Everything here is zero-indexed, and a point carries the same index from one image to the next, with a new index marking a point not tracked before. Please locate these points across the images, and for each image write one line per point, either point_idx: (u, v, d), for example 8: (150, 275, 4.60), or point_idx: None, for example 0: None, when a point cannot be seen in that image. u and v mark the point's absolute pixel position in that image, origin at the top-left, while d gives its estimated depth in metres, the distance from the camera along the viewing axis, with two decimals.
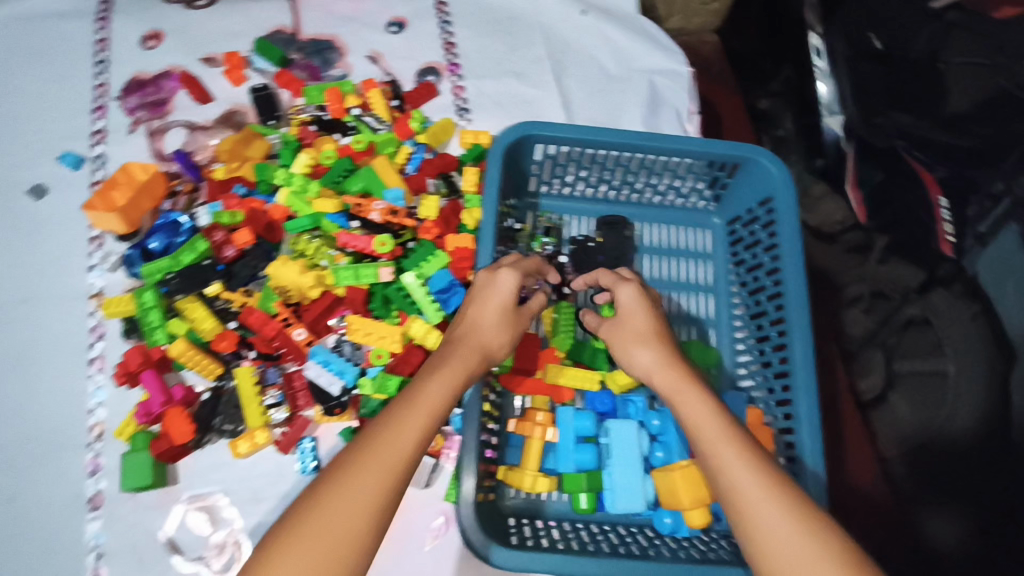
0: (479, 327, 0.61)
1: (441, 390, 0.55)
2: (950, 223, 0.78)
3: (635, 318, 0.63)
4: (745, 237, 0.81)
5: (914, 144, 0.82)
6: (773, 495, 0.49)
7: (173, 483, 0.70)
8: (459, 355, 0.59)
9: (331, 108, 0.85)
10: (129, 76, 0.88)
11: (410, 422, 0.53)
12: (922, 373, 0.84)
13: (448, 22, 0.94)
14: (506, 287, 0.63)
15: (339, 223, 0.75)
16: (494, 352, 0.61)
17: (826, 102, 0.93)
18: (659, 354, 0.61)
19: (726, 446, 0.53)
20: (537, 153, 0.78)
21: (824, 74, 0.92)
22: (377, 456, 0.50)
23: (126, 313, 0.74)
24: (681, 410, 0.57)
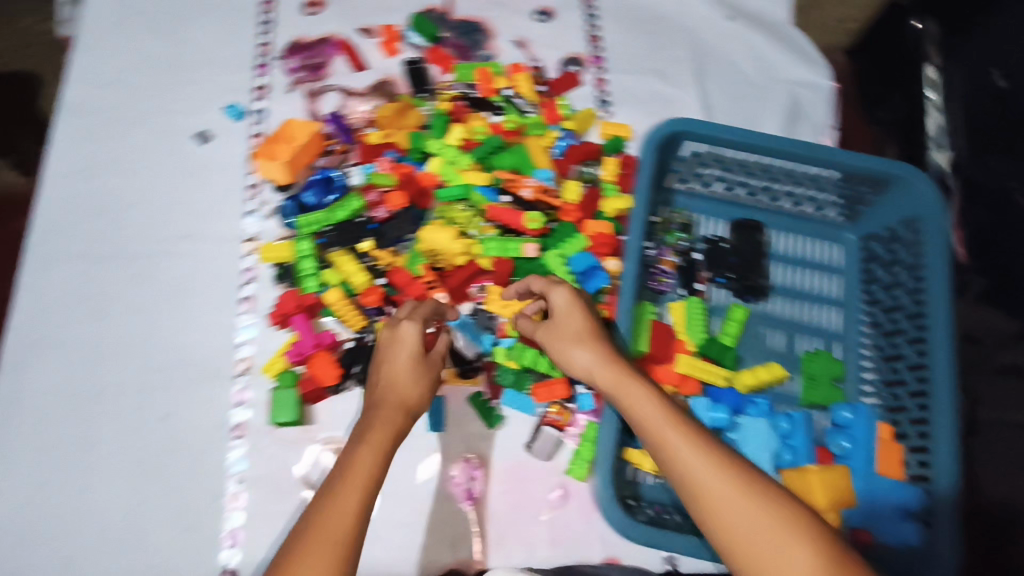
0: (392, 381, 0.61)
1: (367, 452, 0.54)
2: None
3: (570, 321, 0.64)
4: (882, 255, 0.81)
5: None
6: (722, 478, 0.50)
7: (311, 423, 0.74)
8: (381, 417, 0.58)
9: (480, 87, 0.87)
10: (290, 39, 0.92)
11: (343, 488, 0.51)
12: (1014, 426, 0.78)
13: (595, 16, 0.96)
14: (409, 338, 0.63)
15: (489, 196, 0.79)
16: (415, 403, 0.61)
17: (935, 135, 0.96)
18: (598, 353, 0.61)
19: (668, 433, 0.53)
20: (685, 151, 0.79)
21: (937, 107, 0.96)
22: (319, 529, 0.49)
23: (280, 258, 0.78)
24: (627, 406, 0.57)
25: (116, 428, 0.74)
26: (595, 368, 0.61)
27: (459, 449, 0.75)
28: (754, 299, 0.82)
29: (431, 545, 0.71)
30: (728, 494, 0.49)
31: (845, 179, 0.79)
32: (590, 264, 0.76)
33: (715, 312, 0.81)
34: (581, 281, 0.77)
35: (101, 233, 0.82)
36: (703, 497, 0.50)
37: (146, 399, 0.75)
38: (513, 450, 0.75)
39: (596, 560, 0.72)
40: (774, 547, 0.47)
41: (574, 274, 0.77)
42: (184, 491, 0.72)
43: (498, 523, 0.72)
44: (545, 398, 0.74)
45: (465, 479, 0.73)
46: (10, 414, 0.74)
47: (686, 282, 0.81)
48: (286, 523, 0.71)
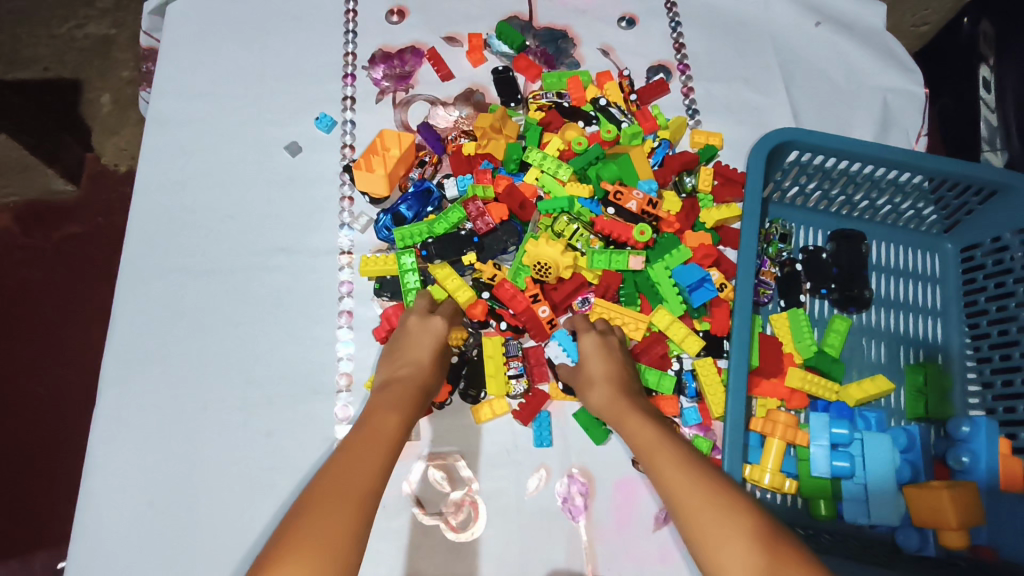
0: (416, 366, 0.65)
1: (393, 428, 0.57)
2: None
3: (590, 363, 0.67)
4: (987, 265, 0.79)
5: None
6: (700, 484, 0.51)
7: (415, 439, 0.74)
8: (395, 398, 0.61)
9: (571, 96, 0.87)
10: (376, 48, 0.92)
11: (364, 451, 0.53)
12: None
13: (678, 22, 0.95)
14: (435, 331, 0.68)
15: (592, 209, 0.78)
16: (430, 390, 0.65)
17: (987, 136, 0.96)
18: (609, 389, 0.65)
19: (657, 450, 0.56)
20: (788, 159, 0.79)
21: (990, 106, 0.96)
22: (336, 481, 0.50)
23: (381, 272, 0.77)
24: (627, 432, 0.61)
25: (220, 445, 0.73)
26: (604, 403, 0.65)
27: (565, 464, 0.73)
28: (856, 310, 0.80)
29: (540, 561, 0.70)
30: (712, 493, 0.50)
31: (947, 187, 0.78)
32: (700, 276, 0.74)
33: (816, 324, 0.80)
34: (687, 294, 0.75)
35: (194, 246, 0.81)
36: (684, 501, 0.51)
37: (250, 415, 0.74)
38: (621, 465, 0.74)
39: None
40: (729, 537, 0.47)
41: (681, 288, 0.75)
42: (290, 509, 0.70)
43: (608, 540, 0.71)
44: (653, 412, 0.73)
45: (573, 495, 0.72)
46: (115, 431, 0.73)
47: (788, 294, 0.80)
48: (394, 541, 0.70)
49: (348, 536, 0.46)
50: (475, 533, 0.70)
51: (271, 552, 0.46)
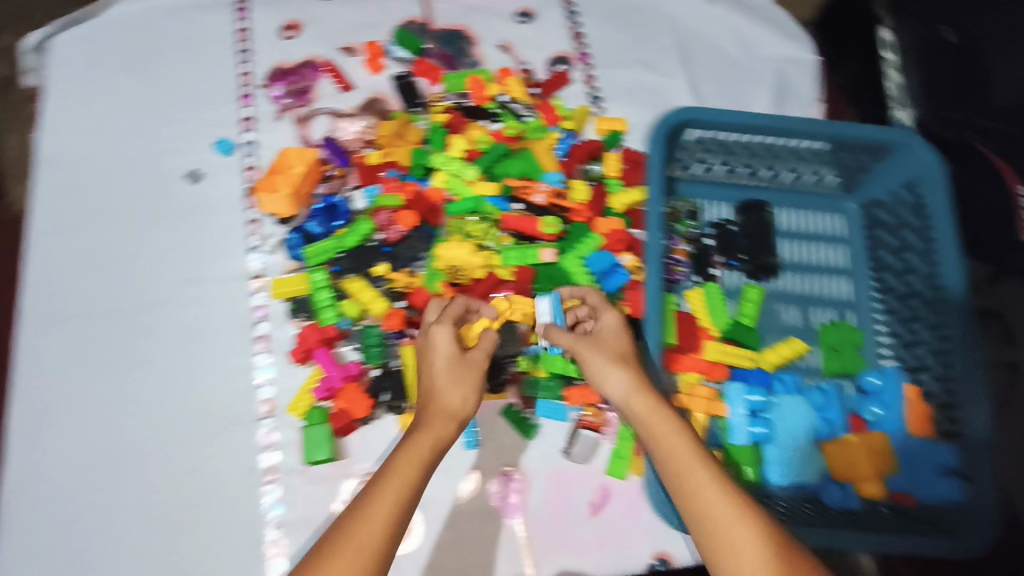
0: (433, 388, 0.61)
1: (412, 467, 0.54)
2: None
3: (615, 341, 0.65)
4: (886, 220, 0.82)
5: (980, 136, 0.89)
6: (739, 517, 0.49)
7: (344, 457, 0.72)
8: (425, 427, 0.58)
9: (473, 96, 0.87)
10: (272, 65, 0.91)
11: (382, 499, 0.51)
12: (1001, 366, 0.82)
13: (575, 12, 0.96)
14: (441, 344, 0.63)
15: (499, 206, 0.78)
16: (461, 410, 0.60)
17: (895, 96, 0.98)
18: (633, 377, 0.61)
19: (688, 461, 0.53)
20: (689, 138, 0.80)
21: (892, 65, 0.98)
22: (350, 541, 0.49)
23: (293, 292, 0.76)
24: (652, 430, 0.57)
25: (142, 488, 0.71)
26: (625, 392, 0.60)
27: (499, 463, 0.74)
28: (767, 278, 0.82)
29: (480, 562, 0.70)
30: (747, 523, 0.49)
31: (844, 149, 0.80)
32: (611, 262, 0.76)
33: (730, 296, 0.81)
34: (601, 280, 0.76)
35: (97, 287, 0.78)
36: (712, 522, 0.50)
37: (171, 453, 0.72)
38: (552, 458, 0.74)
39: (650, 556, 0.71)
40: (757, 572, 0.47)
41: (594, 274, 0.76)
42: (220, 545, 0.69)
43: (546, 533, 0.72)
44: (578, 401, 0.75)
45: (508, 493, 0.73)
46: (29, 488, 0.70)
47: (701, 269, 0.81)
48: None
49: None
50: (412, 545, 0.70)
51: None
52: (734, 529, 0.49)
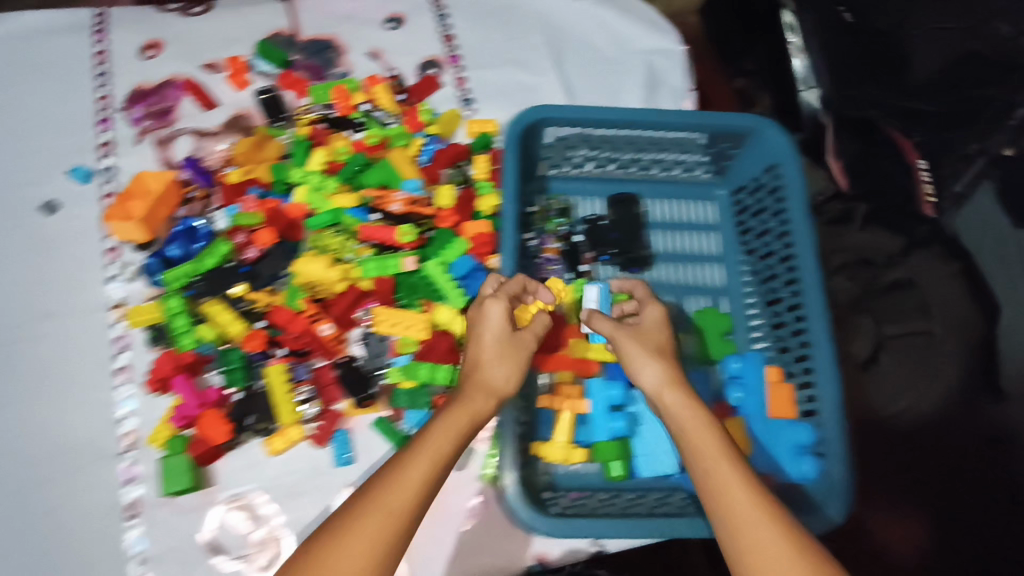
0: (477, 361, 0.60)
1: (444, 437, 0.53)
2: (930, 184, 0.86)
3: (655, 334, 0.64)
4: (751, 205, 0.83)
5: (894, 114, 0.86)
6: (770, 527, 0.48)
7: (210, 485, 0.72)
8: (466, 400, 0.57)
9: (338, 106, 0.85)
10: (131, 87, 0.88)
11: (414, 463, 0.51)
12: (908, 335, 0.87)
13: (445, 15, 0.95)
14: (494, 320, 0.62)
15: (359, 217, 0.77)
16: (502, 387, 0.59)
17: (801, 77, 0.92)
18: (670, 372, 0.60)
19: (709, 452, 0.53)
20: (549, 136, 0.79)
21: (798, 49, 0.91)
22: (379, 503, 0.48)
23: (151, 320, 0.75)
24: (682, 429, 0.55)
25: None
26: (658, 385, 0.59)
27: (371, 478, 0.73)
28: (639, 269, 0.83)
29: None
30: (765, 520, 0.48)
31: (705, 138, 0.81)
32: (473, 266, 0.76)
33: None
34: (465, 284, 0.76)
35: None
36: (737, 523, 0.49)
37: (26, 497, 0.69)
38: None
39: (527, 558, 0.71)
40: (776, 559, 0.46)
41: (457, 280, 0.76)
42: None
43: (420, 544, 0.70)
44: None
45: None
46: None
47: (572, 265, 0.80)
48: None
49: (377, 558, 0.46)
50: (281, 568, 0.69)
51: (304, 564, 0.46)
52: (761, 532, 0.48)
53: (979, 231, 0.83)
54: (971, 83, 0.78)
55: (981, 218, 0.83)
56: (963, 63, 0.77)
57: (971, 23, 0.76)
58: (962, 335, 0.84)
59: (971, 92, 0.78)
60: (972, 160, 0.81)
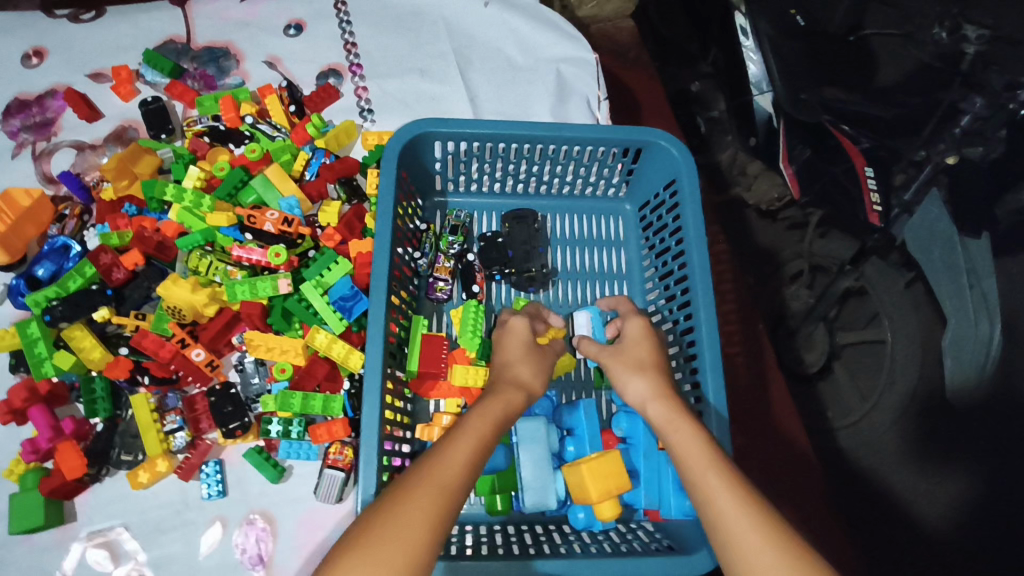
0: (507, 363, 0.61)
1: (486, 422, 0.52)
2: (876, 192, 0.73)
3: (637, 348, 0.63)
4: (654, 222, 0.80)
5: (846, 118, 0.73)
6: (764, 536, 0.45)
7: (71, 520, 0.66)
8: (498, 392, 0.56)
9: (225, 118, 0.81)
10: (10, 97, 0.84)
11: (460, 444, 0.50)
12: (863, 343, 0.93)
13: (348, 21, 0.91)
14: (520, 331, 0.64)
15: (233, 236, 0.74)
16: (532, 388, 0.60)
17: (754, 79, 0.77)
18: (654, 383, 0.59)
19: (702, 462, 0.51)
20: (438, 150, 0.76)
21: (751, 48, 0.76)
22: (429, 475, 0.47)
23: (12, 347, 0.70)
24: (672, 443, 0.54)
25: None
26: (647, 396, 0.58)
27: (243, 512, 0.68)
28: (535, 289, 0.79)
29: None
30: (760, 531, 0.45)
31: (602, 153, 0.77)
32: (353, 288, 0.73)
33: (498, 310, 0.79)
34: (344, 309, 0.73)
35: None
36: (729, 532, 0.46)
37: None
38: (303, 501, 0.69)
39: None
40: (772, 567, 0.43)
41: (335, 303, 0.73)
42: None
43: None
44: (324, 438, 0.68)
45: (250, 544, 0.66)
46: None
47: (465, 284, 0.77)
48: None
49: (427, 530, 0.44)
50: None
51: (345, 541, 0.44)
52: (736, 512, 0.47)
53: (925, 239, 0.70)
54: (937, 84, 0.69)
55: (928, 225, 0.69)
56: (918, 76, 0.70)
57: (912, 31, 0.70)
58: (907, 343, 0.91)
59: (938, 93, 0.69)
60: (921, 167, 0.72)
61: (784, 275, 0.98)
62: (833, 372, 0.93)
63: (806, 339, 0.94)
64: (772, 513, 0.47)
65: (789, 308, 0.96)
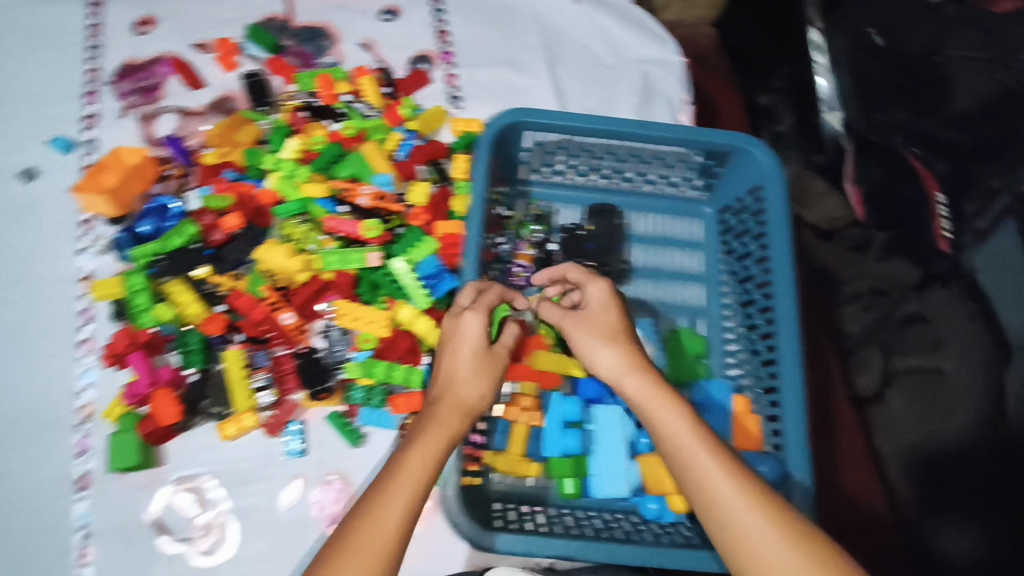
0: (452, 376, 0.58)
1: (424, 462, 0.51)
2: (948, 220, 0.85)
3: (606, 316, 0.62)
4: (735, 226, 0.81)
5: (915, 141, 0.85)
6: (754, 508, 0.48)
7: (161, 464, 0.70)
8: (438, 418, 0.54)
9: (321, 95, 0.85)
10: (121, 61, 0.88)
11: (395, 492, 0.49)
12: (922, 372, 0.90)
13: (442, 10, 0.94)
14: (472, 331, 0.60)
15: (328, 208, 0.77)
16: (477, 402, 0.58)
17: (826, 97, 0.93)
18: (626, 356, 0.59)
19: (689, 441, 0.52)
20: (528, 141, 0.78)
21: (824, 69, 0.92)
22: (366, 535, 0.46)
23: (114, 296, 0.74)
24: (655, 422, 0.54)
25: None
26: (622, 372, 0.58)
27: (322, 472, 0.71)
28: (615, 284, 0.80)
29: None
30: (749, 505, 0.48)
31: (689, 154, 0.78)
32: (438, 267, 0.76)
33: None
34: (430, 286, 0.75)
35: None
36: (721, 509, 0.48)
37: None
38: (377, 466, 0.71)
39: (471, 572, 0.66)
40: (764, 537, 0.47)
41: (422, 280, 0.75)
42: (27, 554, 0.66)
43: None
44: (403, 409, 0.71)
45: (329, 502, 0.69)
46: None
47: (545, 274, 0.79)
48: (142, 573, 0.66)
49: None
50: (228, 553, 0.67)
51: None
52: (733, 493, 0.49)
53: (1001, 268, 0.85)
54: (1015, 113, 0.76)
55: (1004, 256, 0.84)
56: (1002, 100, 0.77)
57: (997, 55, 0.77)
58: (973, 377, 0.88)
59: (1015, 123, 0.76)
60: (999, 196, 0.80)
61: (840, 296, 0.97)
62: (888, 399, 0.91)
63: (860, 362, 0.93)
64: (760, 486, 0.49)
65: (844, 329, 0.95)
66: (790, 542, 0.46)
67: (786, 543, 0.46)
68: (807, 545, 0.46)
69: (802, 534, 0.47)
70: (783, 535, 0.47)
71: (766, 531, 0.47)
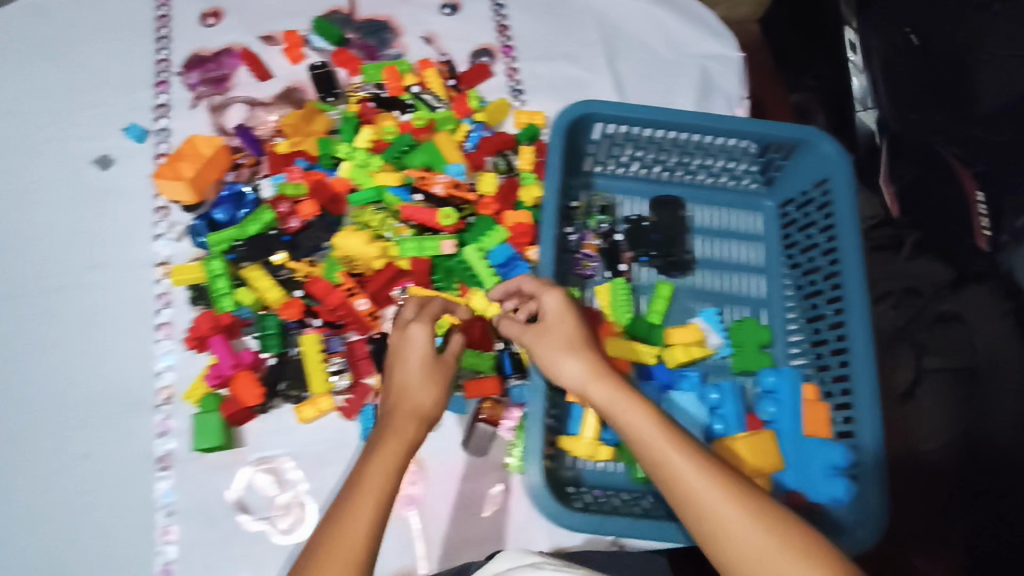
0: (405, 387, 0.58)
1: (386, 471, 0.51)
2: (987, 216, 0.80)
3: (562, 326, 0.59)
4: (798, 219, 0.82)
5: (949, 139, 0.86)
6: (731, 502, 0.47)
7: (240, 445, 0.71)
8: (393, 430, 0.55)
9: (388, 87, 0.86)
10: (190, 52, 0.90)
11: (360, 504, 0.49)
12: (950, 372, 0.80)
13: (502, 5, 0.95)
14: (419, 342, 0.60)
15: (401, 196, 0.79)
16: (428, 411, 0.58)
17: (859, 96, 0.96)
18: (588, 361, 0.56)
19: (659, 441, 0.50)
20: (596, 133, 0.79)
21: (858, 69, 0.96)
22: (337, 547, 0.47)
23: (194, 279, 0.76)
24: (620, 426, 0.52)
25: (38, 471, 0.69)
26: (585, 380, 0.55)
27: None
28: (679, 274, 0.83)
29: None
30: (725, 498, 0.47)
31: (756, 148, 0.79)
32: (510, 255, 0.77)
33: (642, 291, 0.82)
34: (502, 273, 0.77)
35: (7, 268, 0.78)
36: (699, 507, 0.47)
37: (65, 438, 0.71)
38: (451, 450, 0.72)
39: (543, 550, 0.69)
40: (744, 528, 0.46)
41: (494, 268, 0.77)
42: (110, 531, 0.68)
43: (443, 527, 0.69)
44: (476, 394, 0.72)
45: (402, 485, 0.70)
46: None
47: (611, 264, 0.81)
48: (223, 550, 0.68)
49: None
50: (307, 532, 0.69)
51: None
52: (707, 490, 0.47)
53: None
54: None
55: None
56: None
57: None
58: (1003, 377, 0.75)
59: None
60: None
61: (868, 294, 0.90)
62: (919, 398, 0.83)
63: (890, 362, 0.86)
64: (732, 479, 0.48)
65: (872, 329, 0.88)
66: (767, 530, 0.46)
67: (766, 534, 0.46)
68: (783, 531, 0.46)
69: (779, 522, 0.46)
70: (761, 526, 0.46)
71: (745, 525, 0.46)
